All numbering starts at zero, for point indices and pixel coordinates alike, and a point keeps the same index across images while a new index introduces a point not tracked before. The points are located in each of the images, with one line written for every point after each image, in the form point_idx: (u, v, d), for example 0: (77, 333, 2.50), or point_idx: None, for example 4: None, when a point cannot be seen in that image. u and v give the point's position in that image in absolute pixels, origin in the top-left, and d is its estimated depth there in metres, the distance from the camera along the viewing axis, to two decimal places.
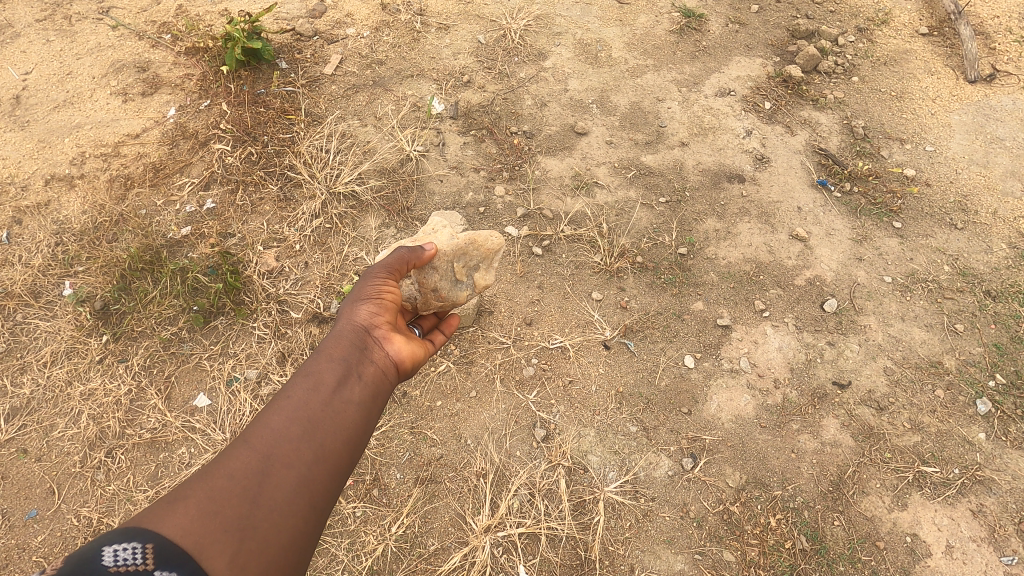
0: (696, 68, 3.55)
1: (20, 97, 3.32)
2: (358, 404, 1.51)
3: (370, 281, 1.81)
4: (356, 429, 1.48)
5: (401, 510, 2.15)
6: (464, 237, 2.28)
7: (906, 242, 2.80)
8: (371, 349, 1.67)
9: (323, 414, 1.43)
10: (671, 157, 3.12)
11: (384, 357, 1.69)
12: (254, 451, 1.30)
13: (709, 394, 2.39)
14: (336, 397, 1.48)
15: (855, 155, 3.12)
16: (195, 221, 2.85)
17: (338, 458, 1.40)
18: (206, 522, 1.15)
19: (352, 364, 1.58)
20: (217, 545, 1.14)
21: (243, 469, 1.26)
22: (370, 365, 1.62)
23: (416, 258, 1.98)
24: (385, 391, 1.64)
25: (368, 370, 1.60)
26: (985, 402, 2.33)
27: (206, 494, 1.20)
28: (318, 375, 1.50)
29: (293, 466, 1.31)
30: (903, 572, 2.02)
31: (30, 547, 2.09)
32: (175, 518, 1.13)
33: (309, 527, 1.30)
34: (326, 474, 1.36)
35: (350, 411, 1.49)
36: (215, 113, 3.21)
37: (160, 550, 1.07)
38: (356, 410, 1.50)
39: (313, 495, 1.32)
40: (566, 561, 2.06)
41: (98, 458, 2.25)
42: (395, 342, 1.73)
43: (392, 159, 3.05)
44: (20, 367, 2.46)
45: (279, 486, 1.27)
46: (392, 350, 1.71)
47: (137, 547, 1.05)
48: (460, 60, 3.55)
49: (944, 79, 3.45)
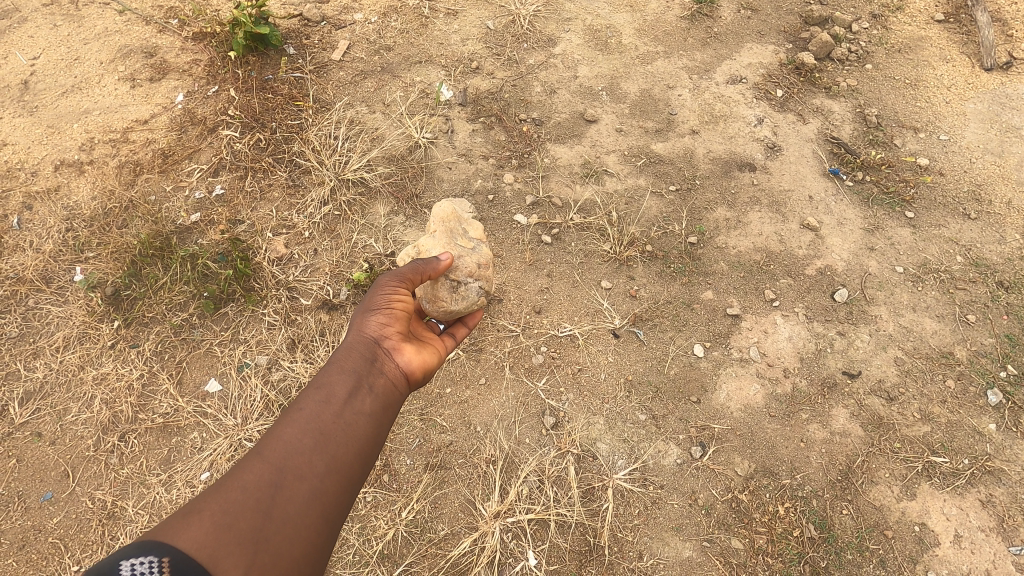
0: (707, 55, 3.51)
1: (28, 82, 3.32)
2: (368, 416, 1.55)
3: (380, 291, 1.84)
4: (367, 440, 1.52)
5: (411, 495, 2.17)
6: (438, 223, 2.27)
7: (919, 232, 2.77)
8: (381, 360, 1.71)
9: (335, 426, 1.47)
10: (682, 145, 3.10)
11: (395, 368, 1.73)
12: (267, 463, 1.33)
13: (719, 382, 2.39)
14: (347, 409, 1.52)
15: (867, 144, 3.09)
16: (204, 208, 2.85)
17: (349, 470, 1.44)
18: (221, 533, 1.18)
19: (363, 375, 1.62)
20: (232, 557, 1.17)
21: (257, 481, 1.29)
22: (381, 377, 1.66)
23: (429, 269, 1.98)
24: (395, 402, 1.68)
25: (379, 382, 1.64)
26: (996, 393, 2.32)
27: (221, 506, 1.23)
28: (330, 387, 1.54)
29: (305, 478, 1.35)
30: (911, 561, 2.03)
31: (46, 528, 2.12)
32: (190, 531, 1.16)
33: (321, 539, 1.33)
34: (337, 486, 1.39)
35: (361, 423, 1.53)
36: (223, 99, 3.20)
37: (177, 562, 1.09)
38: (366, 422, 1.54)
39: (326, 506, 1.35)
40: (575, 547, 2.08)
41: (112, 442, 2.27)
42: (406, 353, 1.78)
43: (401, 147, 3.04)
44: (33, 352, 2.48)
45: (292, 498, 1.31)
46: (402, 361, 1.76)
47: (154, 560, 1.07)
48: (468, 46, 3.52)
49: (959, 67, 3.40)
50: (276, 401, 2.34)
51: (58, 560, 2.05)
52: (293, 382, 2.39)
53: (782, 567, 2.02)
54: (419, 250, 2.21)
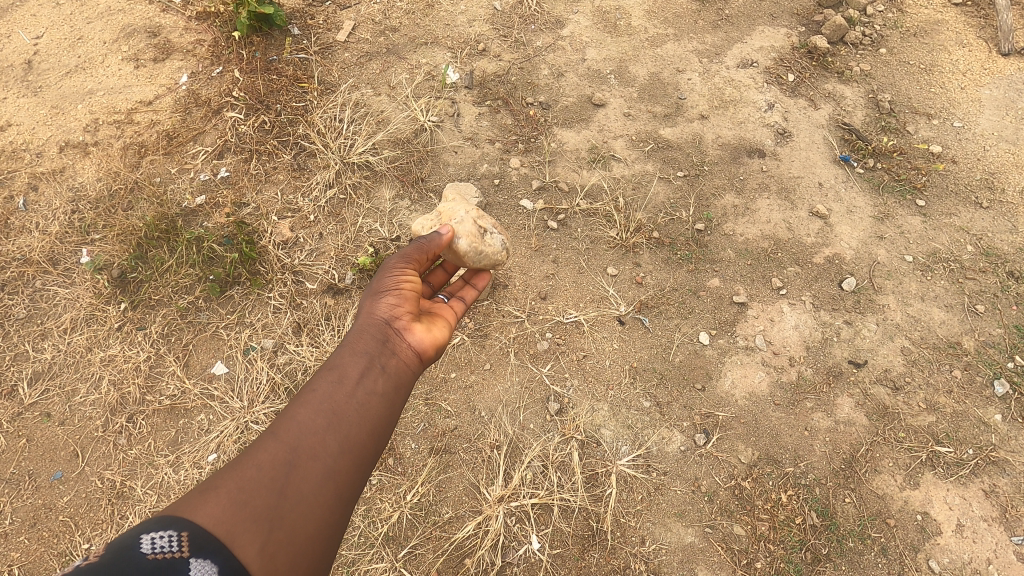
0: (718, 37, 3.45)
1: (32, 62, 3.28)
2: (380, 396, 1.56)
3: (390, 273, 1.84)
4: (379, 420, 1.52)
5: (416, 479, 2.18)
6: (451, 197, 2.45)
7: (929, 221, 2.74)
8: (392, 340, 1.70)
9: (347, 407, 1.47)
10: (690, 130, 3.06)
11: (406, 347, 1.72)
12: (282, 443, 1.34)
13: (723, 370, 2.38)
14: (358, 390, 1.52)
15: (879, 130, 3.05)
16: (209, 190, 2.84)
17: (361, 450, 1.44)
18: (238, 509, 1.19)
19: (375, 356, 1.63)
20: (248, 534, 1.17)
21: (271, 460, 1.30)
22: (392, 358, 1.66)
23: (434, 246, 2.01)
24: (406, 382, 1.68)
25: (391, 363, 1.65)
26: (1003, 384, 2.31)
27: (237, 484, 1.24)
28: (342, 369, 1.55)
29: (318, 457, 1.35)
30: (912, 549, 2.03)
31: (57, 506, 2.14)
32: (208, 507, 1.17)
33: (334, 519, 1.34)
34: (350, 465, 1.40)
35: (374, 403, 1.53)
36: (227, 80, 3.18)
37: (195, 538, 1.10)
38: (378, 402, 1.54)
39: (338, 484, 1.36)
40: (578, 531, 2.10)
41: (119, 423, 2.29)
42: (417, 332, 1.77)
43: (406, 130, 3.02)
44: (41, 334, 2.49)
45: (305, 477, 1.31)
46: (414, 340, 1.75)
47: (172, 535, 1.08)
48: (474, 28, 3.46)
49: (975, 51, 3.34)
50: (282, 384, 2.36)
51: (69, 538, 2.08)
52: (298, 365, 2.40)
53: (783, 553, 2.03)
54: (438, 215, 2.30)
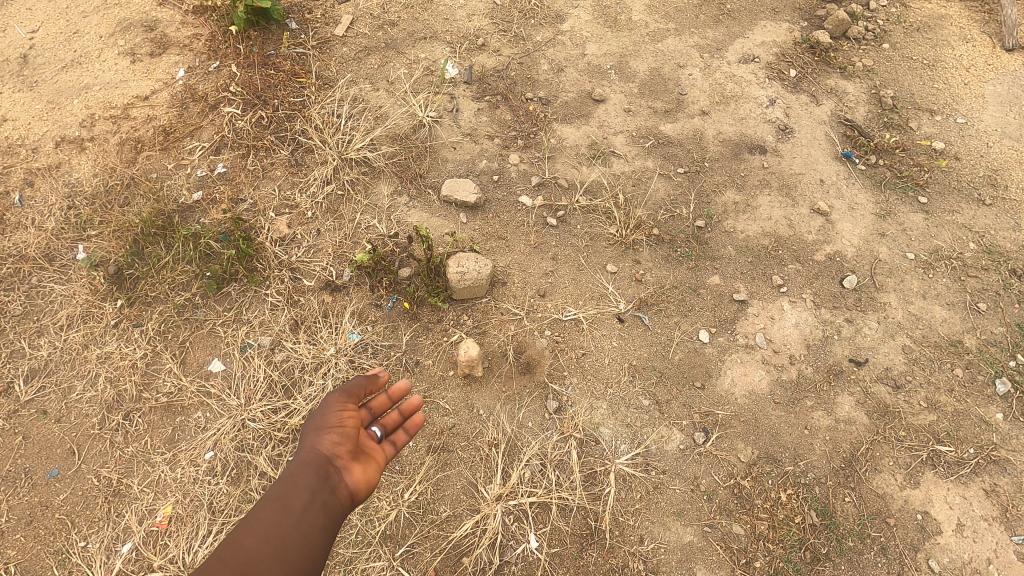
0: (719, 32, 3.42)
1: (27, 56, 3.25)
2: (317, 540, 1.41)
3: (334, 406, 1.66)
4: (316, 562, 1.39)
5: (413, 477, 2.17)
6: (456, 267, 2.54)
7: (932, 218, 2.72)
8: (338, 475, 1.53)
9: (280, 552, 1.35)
10: (691, 126, 3.03)
11: (351, 482, 1.54)
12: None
13: (723, 368, 2.37)
14: (298, 526, 1.41)
15: (882, 127, 3.02)
16: (206, 186, 2.82)
17: None
18: None
19: (319, 490, 1.48)
20: None
21: None
22: (336, 493, 1.50)
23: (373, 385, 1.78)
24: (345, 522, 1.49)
25: (336, 498, 1.50)
26: (1004, 382, 2.30)
27: None
28: (284, 503, 1.44)
29: None
30: (912, 548, 2.02)
31: (53, 504, 2.13)
32: None
33: None
34: None
35: (312, 544, 1.41)
36: (225, 75, 3.15)
37: None
38: (316, 544, 1.41)
39: None
40: (577, 530, 2.09)
41: (116, 420, 2.28)
42: (362, 468, 1.58)
43: (404, 125, 2.99)
44: (37, 331, 2.48)
45: None
46: (359, 475, 1.56)
47: None
48: (474, 22, 3.44)
49: (979, 46, 3.31)
50: (279, 382, 2.34)
51: (65, 536, 2.07)
52: (296, 362, 2.39)
53: (782, 552, 2.02)
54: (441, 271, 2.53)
